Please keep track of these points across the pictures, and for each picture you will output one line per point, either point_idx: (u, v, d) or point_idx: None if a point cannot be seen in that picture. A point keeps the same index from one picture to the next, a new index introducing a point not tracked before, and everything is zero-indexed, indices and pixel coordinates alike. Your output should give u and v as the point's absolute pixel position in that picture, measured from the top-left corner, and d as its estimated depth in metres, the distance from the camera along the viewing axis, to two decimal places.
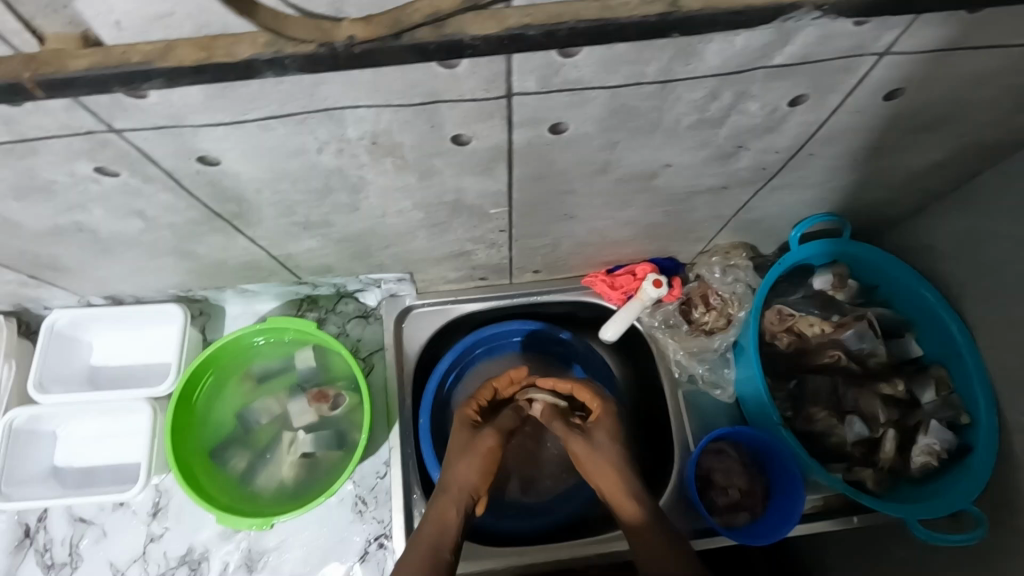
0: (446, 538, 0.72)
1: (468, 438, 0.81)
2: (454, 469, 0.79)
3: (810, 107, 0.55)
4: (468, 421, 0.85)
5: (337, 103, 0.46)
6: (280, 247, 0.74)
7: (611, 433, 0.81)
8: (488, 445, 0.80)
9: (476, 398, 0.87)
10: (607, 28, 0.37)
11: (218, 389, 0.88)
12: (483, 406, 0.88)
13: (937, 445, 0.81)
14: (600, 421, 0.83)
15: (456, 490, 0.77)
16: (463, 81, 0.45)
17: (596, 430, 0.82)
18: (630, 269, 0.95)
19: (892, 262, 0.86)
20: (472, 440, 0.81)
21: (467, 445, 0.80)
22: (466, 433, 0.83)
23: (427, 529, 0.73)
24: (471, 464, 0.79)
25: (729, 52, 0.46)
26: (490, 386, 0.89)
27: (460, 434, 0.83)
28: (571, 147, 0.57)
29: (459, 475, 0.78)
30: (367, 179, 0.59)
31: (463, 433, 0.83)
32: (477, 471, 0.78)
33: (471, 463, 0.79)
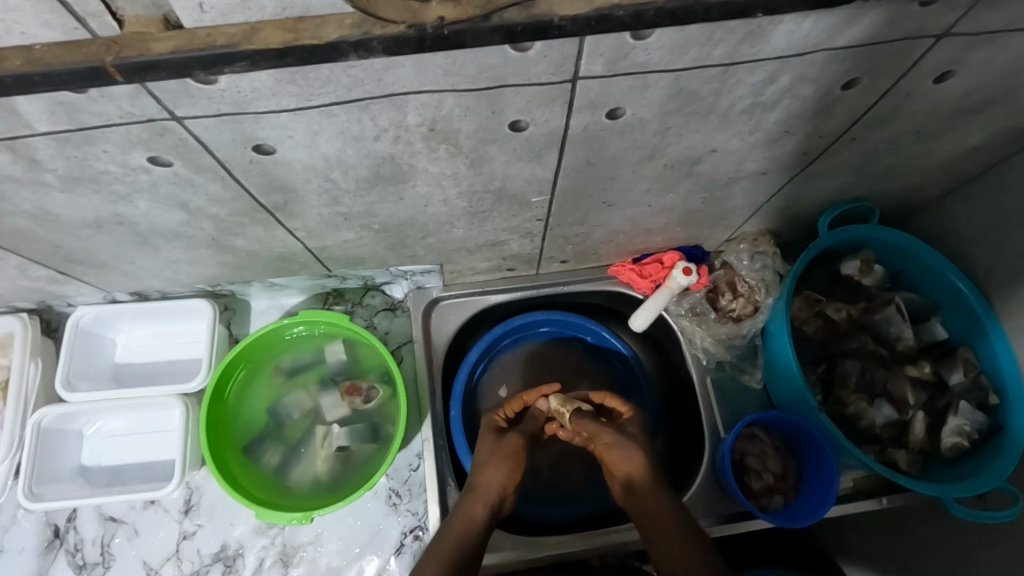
0: (473, 535, 0.71)
1: (495, 444, 0.81)
2: (479, 471, 0.78)
3: (862, 90, 0.56)
4: (494, 429, 0.85)
5: (403, 88, 0.46)
6: (317, 239, 0.73)
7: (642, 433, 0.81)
8: (512, 449, 0.80)
9: (505, 407, 0.87)
10: (694, 7, 0.37)
11: (249, 384, 0.87)
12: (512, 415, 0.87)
13: (967, 426, 0.83)
14: (631, 421, 0.82)
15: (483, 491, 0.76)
16: (532, 65, 0.45)
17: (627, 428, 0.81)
18: (657, 258, 0.95)
19: (918, 246, 0.87)
20: (499, 443, 0.81)
21: (493, 449, 0.80)
22: (492, 438, 0.82)
23: (452, 526, 0.72)
24: (499, 468, 0.77)
25: (797, 33, 0.45)
26: (520, 399, 0.88)
27: (485, 439, 0.83)
28: (625, 132, 0.57)
29: (484, 476, 0.77)
30: (418, 167, 0.58)
31: (488, 438, 0.83)
32: (502, 473, 0.77)
33: (496, 464, 0.78)
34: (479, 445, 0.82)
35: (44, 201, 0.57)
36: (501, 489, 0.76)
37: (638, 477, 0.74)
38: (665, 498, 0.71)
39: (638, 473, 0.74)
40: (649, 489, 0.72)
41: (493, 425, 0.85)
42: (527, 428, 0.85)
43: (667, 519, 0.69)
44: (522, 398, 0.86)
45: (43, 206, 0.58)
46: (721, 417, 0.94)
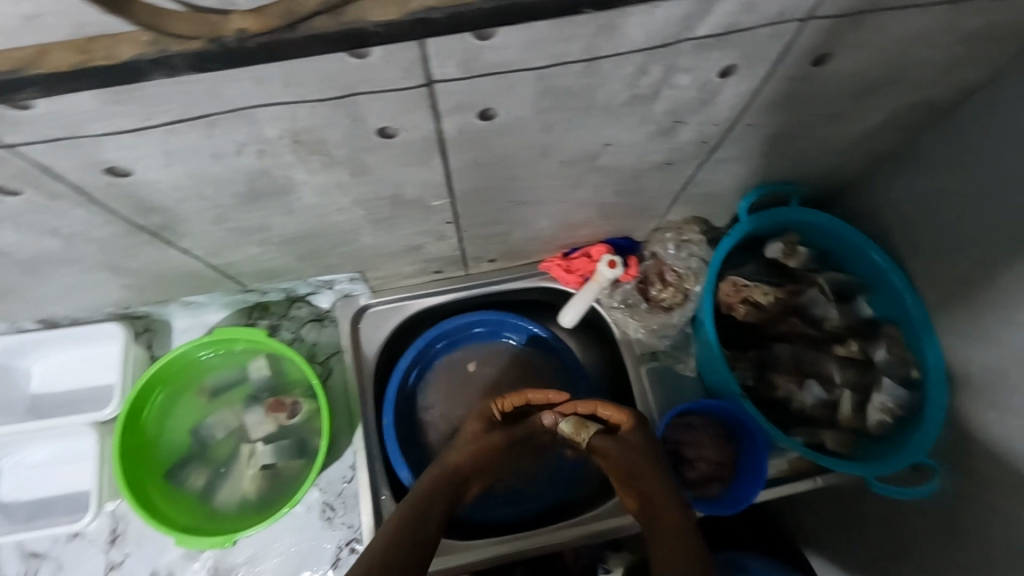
0: (433, 517, 0.58)
1: (474, 432, 0.72)
2: (453, 454, 0.69)
3: (742, 77, 0.55)
4: (486, 419, 0.74)
5: (249, 102, 0.44)
6: (218, 255, 0.71)
7: (647, 441, 0.65)
8: (498, 446, 0.71)
9: (506, 397, 0.75)
10: (518, 5, 0.35)
11: (170, 406, 0.85)
12: (512, 411, 0.76)
13: (891, 402, 0.83)
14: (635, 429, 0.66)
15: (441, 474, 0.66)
16: (380, 72, 0.43)
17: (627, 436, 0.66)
18: (584, 252, 0.94)
19: (838, 225, 0.87)
20: (480, 433, 0.72)
21: (478, 440, 0.70)
22: (480, 427, 0.73)
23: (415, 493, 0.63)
24: (463, 453, 0.69)
25: (652, 24, 0.44)
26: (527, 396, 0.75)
27: (470, 428, 0.73)
28: (507, 131, 0.55)
29: (456, 459, 0.68)
30: (297, 179, 0.56)
31: (476, 428, 0.73)
32: (470, 460, 0.68)
33: (476, 456, 0.69)
34: (461, 434, 0.73)
35: None
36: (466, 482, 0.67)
37: (643, 482, 0.60)
38: (688, 518, 0.54)
39: (648, 479, 0.60)
40: (664, 502, 0.57)
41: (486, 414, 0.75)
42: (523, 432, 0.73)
43: (674, 532, 0.52)
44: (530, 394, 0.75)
45: None
46: (657, 407, 0.93)
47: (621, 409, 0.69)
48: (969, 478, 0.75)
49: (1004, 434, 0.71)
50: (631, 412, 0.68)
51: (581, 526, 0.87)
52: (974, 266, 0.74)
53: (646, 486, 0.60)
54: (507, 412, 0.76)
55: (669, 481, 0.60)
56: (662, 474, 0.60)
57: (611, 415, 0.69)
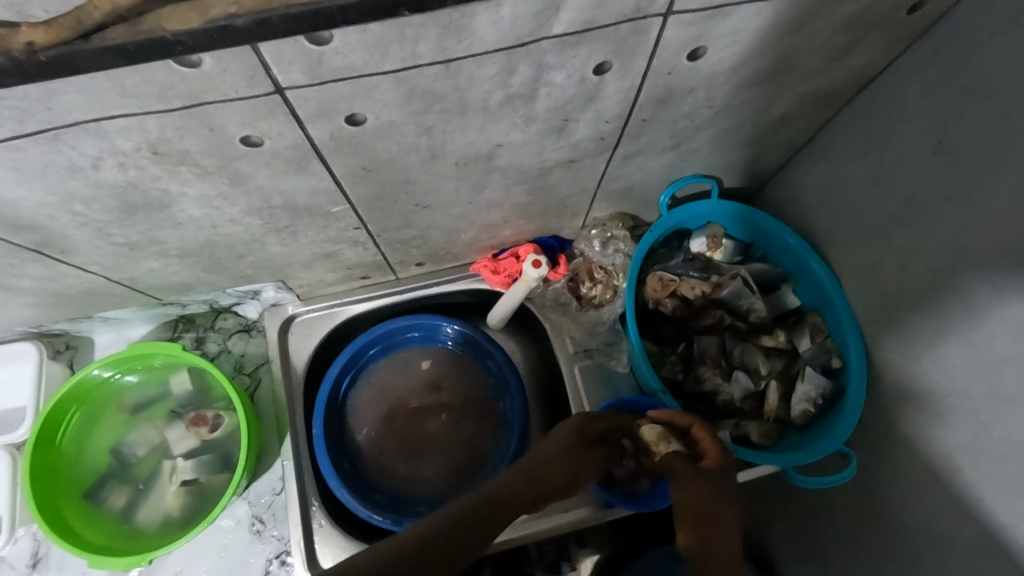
0: (480, 534, 0.57)
1: (568, 439, 0.70)
2: (531, 465, 0.67)
3: (620, 73, 0.54)
4: (579, 432, 0.71)
5: (86, 115, 0.43)
6: (119, 270, 0.70)
7: (733, 484, 0.66)
8: (575, 467, 0.70)
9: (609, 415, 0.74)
10: (327, 9, 0.34)
11: (88, 425, 0.83)
12: (607, 429, 0.74)
13: (814, 392, 0.83)
14: (723, 474, 0.66)
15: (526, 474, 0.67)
16: (220, 79, 0.42)
17: (708, 469, 0.66)
18: (512, 252, 0.94)
19: (759, 217, 0.88)
20: (574, 441, 0.70)
21: (564, 452, 0.69)
22: (572, 438, 0.70)
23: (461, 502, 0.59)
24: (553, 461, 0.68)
25: (501, 23, 0.44)
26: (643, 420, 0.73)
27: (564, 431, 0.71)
28: (382, 135, 0.54)
29: (531, 471, 0.67)
30: (172, 191, 0.55)
31: (569, 434, 0.71)
32: (546, 473, 0.67)
33: (562, 453, 0.69)
34: (549, 438, 0.71)
35: None
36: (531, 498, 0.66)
37: (709, 518, 0.62)
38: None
39: (712, 516, 0.62)
40: (721, 551, 0.60)
41: (581, 425, 0.72)
42: (598, 453, 0.73)
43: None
44: (630, 419, 0.74)
45: None
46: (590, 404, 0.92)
47: (708, 435, 0.69)
48: (885, 464, 0.76)
49: (916, 420, 0.71)
50: (716, 451, 0.68)
51: (519, 526, 0.87)
52: (885, 254, 0.74)
53: (713, 524, 0.62)
54: (597, 428, 0.73)
55: (732, 539, 0.61)
56: (725, 511, 0.63)
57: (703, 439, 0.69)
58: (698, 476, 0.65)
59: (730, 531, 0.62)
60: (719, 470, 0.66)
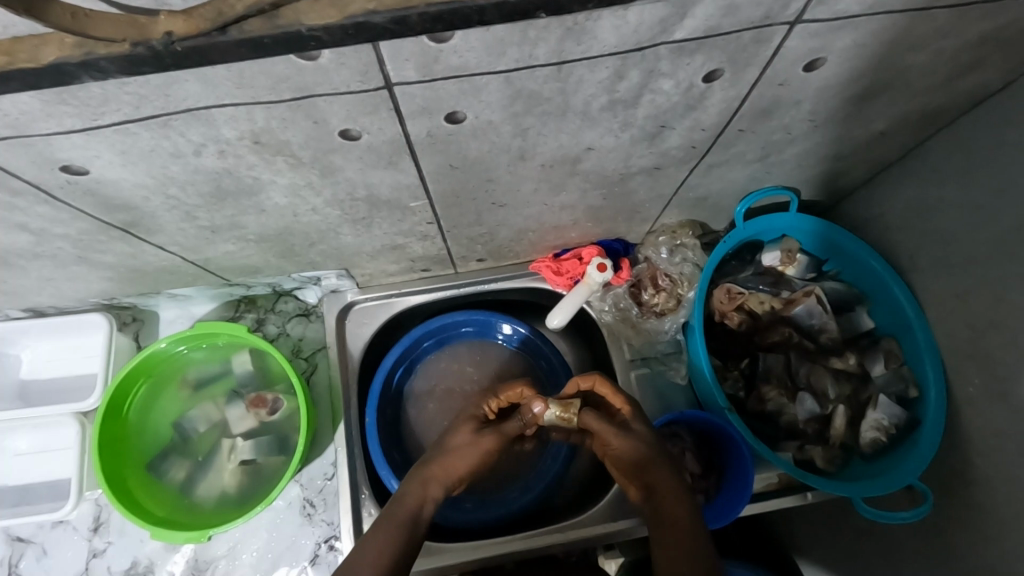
0: (423, 515, 0.70)
1: (472, 439, 0.78)
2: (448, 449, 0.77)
3: (728, 82, 0.52)
4: (476, 420, 0.81)
5: (199, 102, 0.42)
6: (197, 252, 0.71)
7: (645, 427, 0.73)
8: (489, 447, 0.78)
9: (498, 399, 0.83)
10: (465, 10, 0.33)
11: (154, 398, 0.85)
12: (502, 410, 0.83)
13: (885, 420, 0.80)
14: (635, 419, 0.74)
15: (441, 475, 0.75)
16: (333, 73, 0.41)
17: (625, 417, 0.75)
18: (576, 253, 0.91)
19: (840, 235, 0.84)
20: (478, 436, 0.78)
21: (468, 441, 0.77)
22: (471, 427, 0.79)
23: (407, 499, 0.71)
24: (468, 459, 0.77)
25: (625, 27, 0.42)
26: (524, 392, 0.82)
27: (464, 430, 0.79)
28: (478, 134, 0.53)
29: (453, 458, 0.76)
30: (264, 179, 0.55)
31: (467, 429, 0.79)
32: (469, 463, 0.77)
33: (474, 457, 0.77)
34: (455, 433, 0.79)
35: None
36: (462, 475, 0.76)
37: (648, 471, 0.70)
38: (684, 501, 0.68)
39: (639, 456, 0.71)
40: (658, 480, 0.70)
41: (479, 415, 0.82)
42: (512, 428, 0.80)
43: (676, 509, 0.67)
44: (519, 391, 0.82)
45: None
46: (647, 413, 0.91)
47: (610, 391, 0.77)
48: (961, 502, 0.73)
49: (999, 461, 0.68)
50: (623, 401, 0.76)
51: (575, 529, 0.85)
52: (976, 284, 0.71)
53: (647, 473, 0.70)
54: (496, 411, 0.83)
55: (664, 465, 0.71)
56: (657, 460, 0.71)
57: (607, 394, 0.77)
58: (622, 436, 0.72)
59: (660, 460, 0.71)
60: (630, 414, 0.75)
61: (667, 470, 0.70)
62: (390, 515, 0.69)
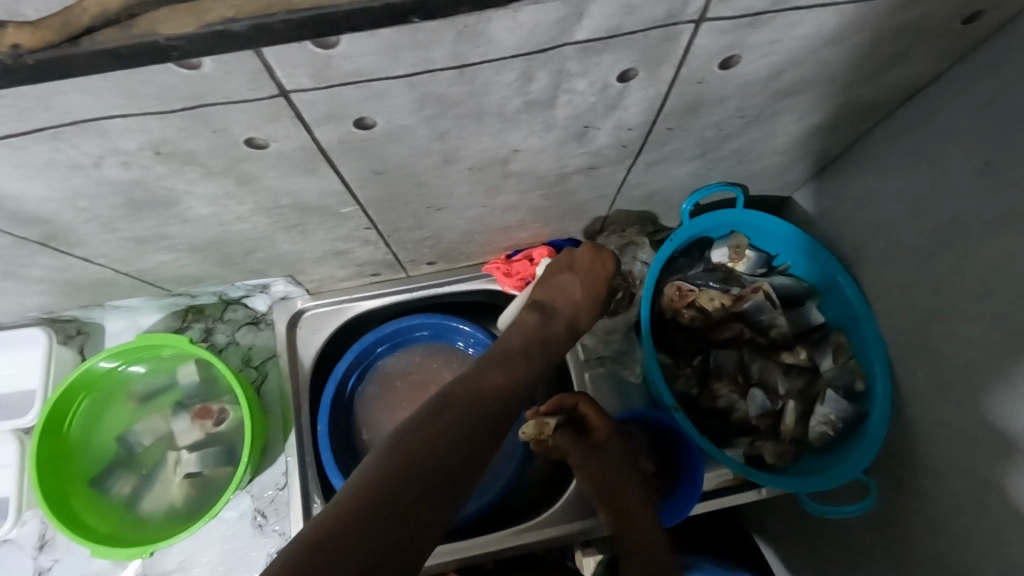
0: (427, 436, 0.55)
1: (501, 359, 0.69)
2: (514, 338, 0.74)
3: (645, 81, 0.51)
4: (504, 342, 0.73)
5: (86, 114, 0.41)
6: (128, 262, 0.69)
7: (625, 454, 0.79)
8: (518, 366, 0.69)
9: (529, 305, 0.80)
10: (331, 16, 0.32)
11: (96, 412, 0.84)
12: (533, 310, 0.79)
13: (833, 415, 0.80)
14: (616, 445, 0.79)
15: (473, 396, 0.62)
16: (221, 82, 0.40)
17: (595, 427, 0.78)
18: (527, 254, 0.91)
19: (789, 230, 0.84)
20: (507, 359, 0.70)
21: (497, 360, 0.69)
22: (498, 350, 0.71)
23: (407, 435, 0.55)
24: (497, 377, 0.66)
25: (521, 28, 0.41)
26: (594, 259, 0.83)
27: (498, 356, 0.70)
28: (394, 139, 0.52)
29: (479, 377, 0.65)
30: (179, 190, 0.54)
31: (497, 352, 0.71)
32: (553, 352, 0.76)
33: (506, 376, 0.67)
34: (487, 364, 0.68)
35: None
36: (499, 400, 0.63)
37: (626, 497, 0.77)
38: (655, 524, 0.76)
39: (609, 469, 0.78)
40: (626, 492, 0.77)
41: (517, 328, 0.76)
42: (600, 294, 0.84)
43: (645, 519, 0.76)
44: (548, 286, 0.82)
45: None
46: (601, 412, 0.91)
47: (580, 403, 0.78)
48: (907, 494, 0.72)
49: (942, 453, 0.68)
50: (605, 425, 0.79)
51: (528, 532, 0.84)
52: (918, 275, 0.70)
53: (625, 500, 0.77)
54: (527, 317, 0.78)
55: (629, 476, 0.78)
56: (635, 487, 0.78)
57: (592, 419, 0.78)
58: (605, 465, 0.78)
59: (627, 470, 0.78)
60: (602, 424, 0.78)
61: (635, 482, 0.78)
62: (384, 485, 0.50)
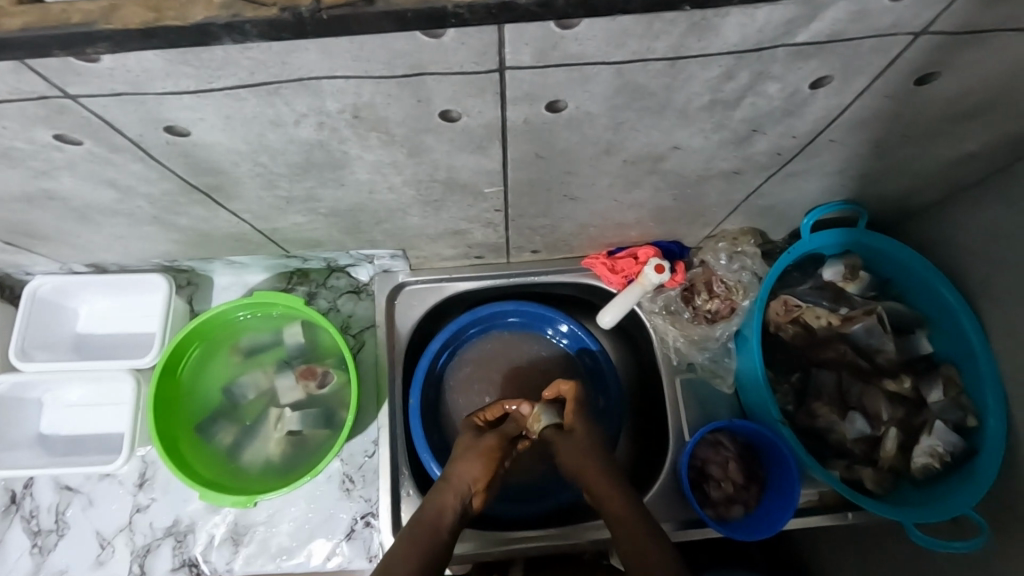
0: (445, 522, 0.69)
1: (471, 441, 0.79)
2: (457, 465, 0.76)
3: (833, 90, 0.51)
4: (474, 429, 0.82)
5: (312, 72, 0.42)
6: (266, 220, 0.70)
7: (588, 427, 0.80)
8: (489, 447, 0.78)
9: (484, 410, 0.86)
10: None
11: (205, 362, 0.87)
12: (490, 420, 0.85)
13: (940, 447, 0.78)
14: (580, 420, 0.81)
15: (456, 482, 0.74)
16: (451, 53, 0.41)
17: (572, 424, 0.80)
18: (631, 252, 0.90)
19: (911, 257, 0.82)
20: (477, 441, 0.79)
21: (468, 448, 0.78)
22: (467, 440, 0.80)
23: (427, 508, 0.71)
24: (471, 464, 0.76)
25: (752, 27, 0.41)
26: (505, 406, 0.85)
27: (464, 440, 0.80)
28: (571, 125, 0.52)
29: (457, 471, 0.75)
30: (352, 154, 0.55)
31: (465, 439, 0.80)
32: (487, 471, 0.75)
33: (473, 455, 0.77)
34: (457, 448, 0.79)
35: None
36: (476, 486, 0.74)
37: (586, 470, 0.75)
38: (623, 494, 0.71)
39: (592, 466, 0.75)
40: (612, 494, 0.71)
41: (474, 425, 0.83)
42: (508, 429, 0.82)
43: (636, 521, 0.67)
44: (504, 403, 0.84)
45: None
46: (689, 419, 0.90)
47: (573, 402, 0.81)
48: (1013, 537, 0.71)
49: None
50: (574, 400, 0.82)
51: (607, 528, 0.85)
52: None
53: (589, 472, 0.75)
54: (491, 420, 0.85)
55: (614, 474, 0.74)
56: (601, 462, 0.76)
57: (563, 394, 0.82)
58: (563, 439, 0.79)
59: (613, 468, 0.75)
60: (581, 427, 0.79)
61: (618, 477, 0.74)
62: (426, 518, 0.69)
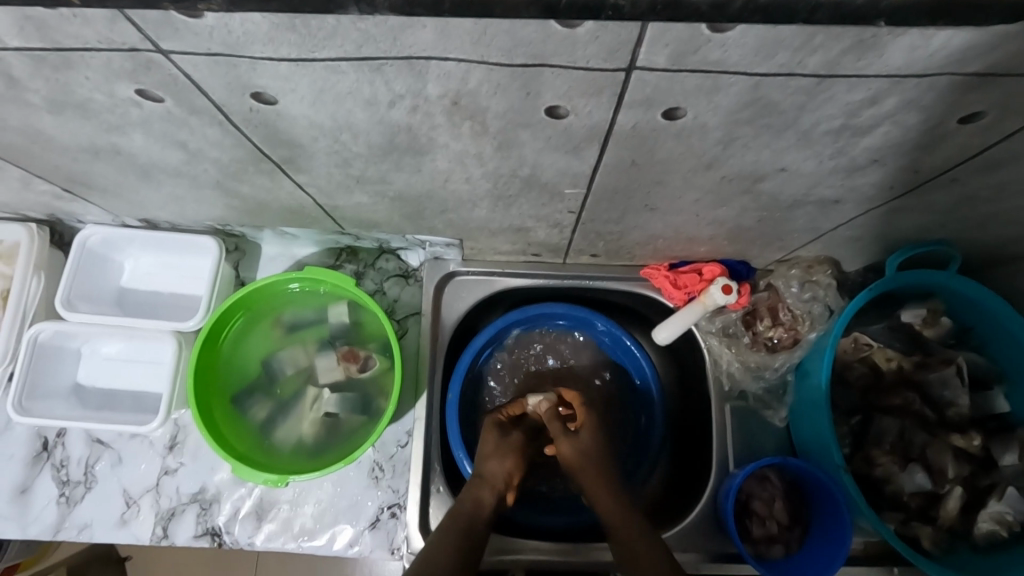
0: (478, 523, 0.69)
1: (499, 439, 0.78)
2: (484, 463, 0.76)
3: (981, 126, 0.46)
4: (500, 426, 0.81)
5: (424, 52, 0.39)
6: (329, 197, 0.67)
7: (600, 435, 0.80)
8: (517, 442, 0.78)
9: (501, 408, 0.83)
10: (731, 2, 0.32)
11: (247, 331, 0.85)
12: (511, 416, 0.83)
13: (1010, 515, 0.75)
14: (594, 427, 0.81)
15: (489, 483, 0.74)
16: (581, 47, 0.37)
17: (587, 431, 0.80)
18: (696, 268, 0.85)
19: (1006, 310, 0.75)
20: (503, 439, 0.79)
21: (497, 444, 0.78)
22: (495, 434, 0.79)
23: (463, 506, 0.71)
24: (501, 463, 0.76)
25: (919, 50, 0.37)
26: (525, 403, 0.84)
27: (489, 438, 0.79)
28: (681, 135, 0.48)
29: (491, 466, 0.75)
30: (438, 141, 0.51)
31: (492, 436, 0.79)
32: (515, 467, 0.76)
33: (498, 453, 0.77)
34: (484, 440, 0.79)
35: (32, 120, 0.53)
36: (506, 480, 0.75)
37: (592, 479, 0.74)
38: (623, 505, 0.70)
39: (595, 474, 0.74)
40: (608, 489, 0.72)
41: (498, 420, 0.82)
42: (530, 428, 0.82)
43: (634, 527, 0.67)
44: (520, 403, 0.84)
45: (28, 123, 0.54)
46: (733, 449, 0.86)
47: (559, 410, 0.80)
48: None
49: None
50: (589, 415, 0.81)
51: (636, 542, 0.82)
52: None
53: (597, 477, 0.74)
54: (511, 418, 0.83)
55: (610, 475, 0.74)
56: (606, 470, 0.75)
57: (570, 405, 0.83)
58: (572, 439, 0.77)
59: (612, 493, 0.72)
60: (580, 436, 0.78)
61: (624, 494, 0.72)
62: (460, 518, 0.69)
